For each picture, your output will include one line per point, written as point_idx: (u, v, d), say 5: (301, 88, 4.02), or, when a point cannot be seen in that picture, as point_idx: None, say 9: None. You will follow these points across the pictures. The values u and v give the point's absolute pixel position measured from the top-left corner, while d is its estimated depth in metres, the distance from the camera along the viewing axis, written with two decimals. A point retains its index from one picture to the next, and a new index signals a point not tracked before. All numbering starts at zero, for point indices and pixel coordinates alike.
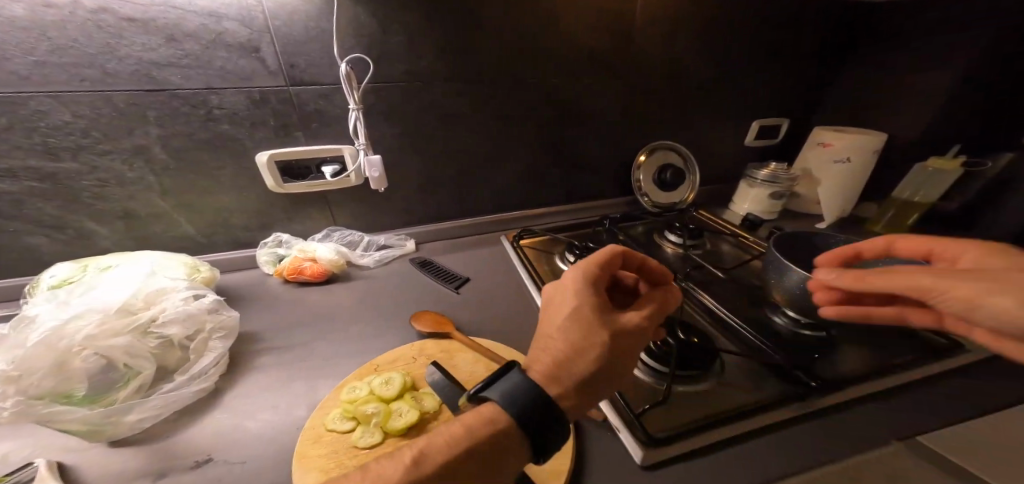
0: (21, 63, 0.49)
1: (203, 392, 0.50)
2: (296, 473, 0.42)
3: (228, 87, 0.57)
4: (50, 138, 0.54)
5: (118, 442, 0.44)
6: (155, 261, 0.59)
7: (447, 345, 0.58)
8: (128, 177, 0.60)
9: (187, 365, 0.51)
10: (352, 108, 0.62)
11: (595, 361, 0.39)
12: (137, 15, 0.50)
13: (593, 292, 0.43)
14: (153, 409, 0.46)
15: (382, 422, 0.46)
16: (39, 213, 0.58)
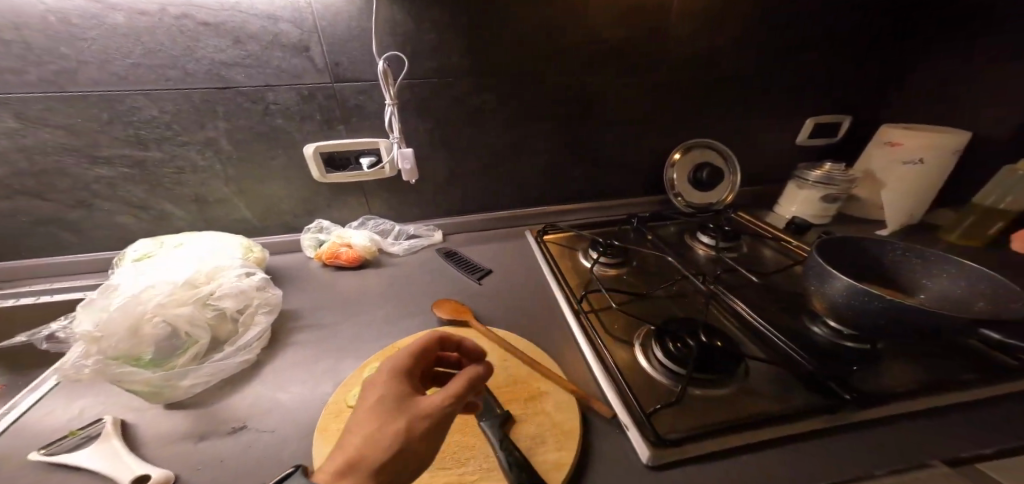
0: (119, 64, 0.55)
1: (246, 362, 0.54)
2: (317, 445, 0.44)
3: (283, 84, 0.62)
4: (141, 131, 0.61)
5: (170, 406, 0.49)
6: (217, 241, 0.66)
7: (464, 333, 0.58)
8: (200, 166, 0.66)
9: (235, 337, 0.56)
10: (388, 104, 0.65)
11: (395, 451, 0.35)
12: (210, 19, 0.55)
13: (403, 381, 0.40)
14: (203, 377, 0.50)
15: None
16: (129, 196, 0.66)
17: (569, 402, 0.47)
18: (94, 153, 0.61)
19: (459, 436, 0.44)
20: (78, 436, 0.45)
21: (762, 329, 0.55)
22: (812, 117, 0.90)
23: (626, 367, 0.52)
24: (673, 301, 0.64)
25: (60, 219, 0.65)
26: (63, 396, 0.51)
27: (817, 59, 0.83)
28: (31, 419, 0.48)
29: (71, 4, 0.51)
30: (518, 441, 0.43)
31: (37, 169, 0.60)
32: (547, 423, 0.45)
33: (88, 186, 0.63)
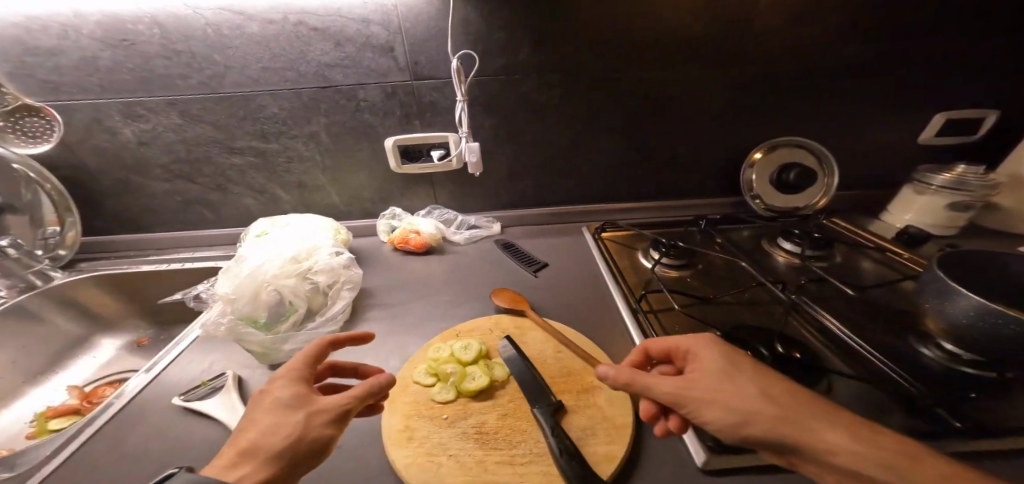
0: (250, 69, 0.64)
1: (331, 333, 0.60)
2: (386, 415, 0.46)
3: (372, 82, 0.68)
4: (265, 126, 0.70)
5: (274, 366, 0.55)
6: (316, 223, 0.72)
7: (520, 322, 0.58)
8: (306, 156, 0.75)
9: (325, 309, 0.61)
10: (460, 100, 0.69)
11: (289, 447, 0.37)
12: (318, 25, 0.62)
13: (297, 382, 0.42)
14: (301, 343, 0.56)
15: (457, 382, 0.48)
16: (253, 180, 0.77)
17: (620, 399, 0.46)
18: (233, 144, 0.71)
19: (513, 420, 0.45)
20: (207, 387, 0.51)
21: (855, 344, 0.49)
22: (942, 112, 0.76)
23: None
24: (746, 307, 0.58)
25: (199, 199, 0.78)
26: (195, 352, 0.58)
27: (950, 39, 0.70)
28: (173, 369, 0.55)
29: (221, 19, 0.60)
30: (570, 431, 0.43)
31: (186, 156, 0.72)
32: (599, 418, 0.44)
33: (225, 173, 0.75)
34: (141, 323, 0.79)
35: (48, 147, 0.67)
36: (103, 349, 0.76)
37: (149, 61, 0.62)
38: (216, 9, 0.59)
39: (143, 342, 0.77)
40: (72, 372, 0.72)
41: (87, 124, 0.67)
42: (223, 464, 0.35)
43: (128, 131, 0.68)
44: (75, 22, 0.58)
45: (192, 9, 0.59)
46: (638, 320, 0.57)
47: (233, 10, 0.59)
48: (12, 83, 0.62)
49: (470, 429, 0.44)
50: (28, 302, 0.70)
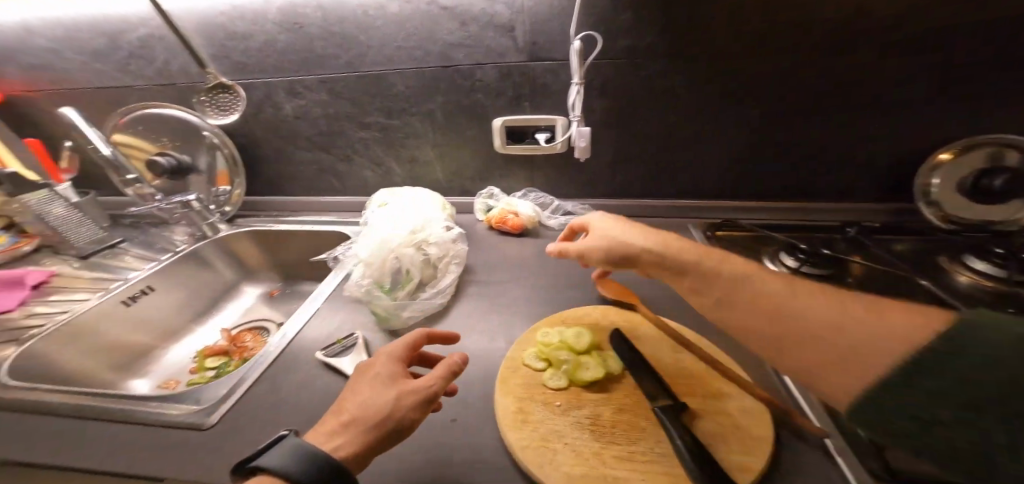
0: (386, 49, 0.69)
1: (439, 306, 0.63)
2: (499, 395, 0.48)
3: (490, 63, 0.69)
4: (390, 103, 0.76)
5: (394, 331, 0.61)
6: (428, 196, 0.76)
7: (631, 317, 0.55)
8: (419, 132, 0.80)
9: (436, 281, 0.65)
10: (574, 83, 0.63)
11: (377, 422, 0.39)
12: (448, 4, 0.64)
13: (395, 363, 0.45)
14: (416, 312, 0.61)
15: (570, 371, 0.48)
16: (374, 153, 0.84)
17: (755, 410, 0.41)
18: (364, 118, 0.78)
19: (630, 416, 0.44)
20: (341, 344, 0.58)
21: None
22: None
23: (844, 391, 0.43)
24: None
25: (330, 168, 0.87)
26: (325, 311, 0.66)
27: None
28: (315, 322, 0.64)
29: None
30: (695, 432, 0.40)
31: (327, 130, 0.81)
32: (730, 427, 0.40)
33: (352, 146, 0.83)
34: (274, 276, 0.92)
35: (231, 119, 0.78)
36: (245, 295, 0.90)
37: (311, 42, 0.70)
38: None
39: (274, 293, 0.89)
40: (224, 316, 0.85)
41: (254, 100, 0.78)
42: (322, 435, 0.38)
43: (287, 106, 0.78)
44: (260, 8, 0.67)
45: None
46: None
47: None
48: (211, 62, 0.74)
49: (585, 419, 0.44)
50: (203, 250, 0.85)
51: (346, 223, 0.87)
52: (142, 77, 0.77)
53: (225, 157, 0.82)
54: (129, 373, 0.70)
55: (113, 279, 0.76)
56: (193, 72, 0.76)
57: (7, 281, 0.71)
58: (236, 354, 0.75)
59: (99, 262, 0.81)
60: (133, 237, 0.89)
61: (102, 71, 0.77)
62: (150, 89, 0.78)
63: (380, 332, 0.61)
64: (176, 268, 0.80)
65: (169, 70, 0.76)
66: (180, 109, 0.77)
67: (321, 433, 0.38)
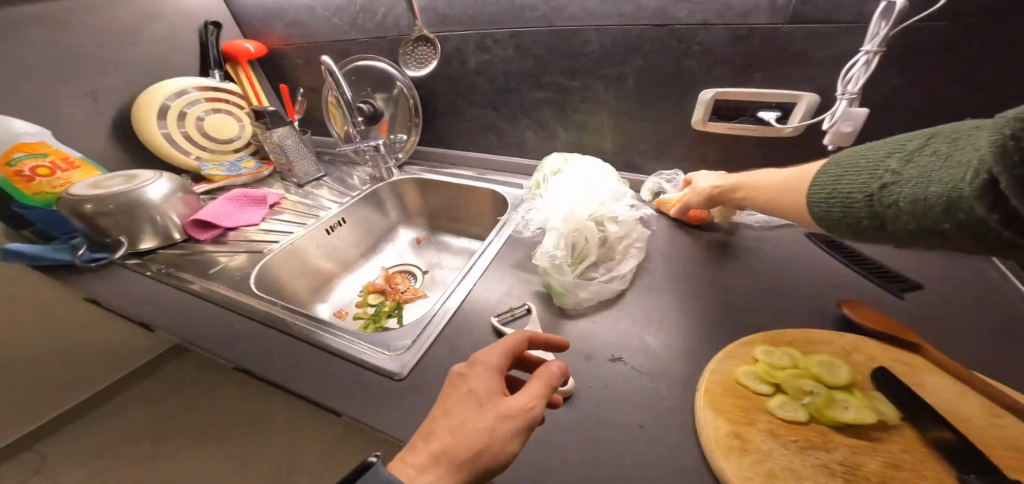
0: (597, 0, 0.63)
1: (615, 292, 0.57)
2: (705, 407, 0.41)
3: (720, 23, 0.58)
4: (581, 65, 0.71)
5: (566, 309, 0.57)
6: (604, 168, 0.70)
7: (910, 359, 0.42)
8: (601, 99, 0.73)
9: (614, 263, 0.60)
10: (867, 51, 0.48)
11: (471, 459, 0.32)
12: None
13: (492, 380, 0.37)
14: (592, 295, 0.56)
15: (816, 404, 0.39)
16: (545, 119, 0.80)
17: None
18: (546, 80, 0.75)
19: (913, 477, 0.33)
20: (513, 312, 0.57)
21: None
22: None
23: None
24: None
25: (493, 125, 0.86)
26: (492, 274, 0.65)
27: None
28: (482, 284, 0.63)
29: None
30: None
31: (504, 87, 0.79)
32: None
33: (525, 109, 0.81)
34: (423, 223, 0.97)
35: (428, 71, 0.82)
36: (399, 237, 0.96)
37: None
38: None
39: (422, 240, 0.95)
40: (385, 256, 0.92)
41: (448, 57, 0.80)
42: (425, 465, 0.32)
43: (474, 61, 0.78)
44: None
45: None
46: None
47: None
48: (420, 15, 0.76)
49: (838, 467, 0.35)
50: (382, 190, 0.93)
51: (489, 181, 0.88)
52: (365, 30, 0.83)
53: (411, 104, 0.89)
54: (316, 296, 0.80)
55: (318, 209, 0.87)
56: (402, 23, 0.79)
57: (254, 198, 0.85)
58: (390, 296, 0.80)
59: (309, 191, 0.94)
60: (331, 173, 1.01)
61: (339, 26, 0.86)
62: (371, 42, 0.85)
63: (550, 306, 0.58)
64: (360, 208, 0.89)
65: (385, 23, 0.80)
66: (384, 60, 0.84)
67: (422, 461, 0.32)
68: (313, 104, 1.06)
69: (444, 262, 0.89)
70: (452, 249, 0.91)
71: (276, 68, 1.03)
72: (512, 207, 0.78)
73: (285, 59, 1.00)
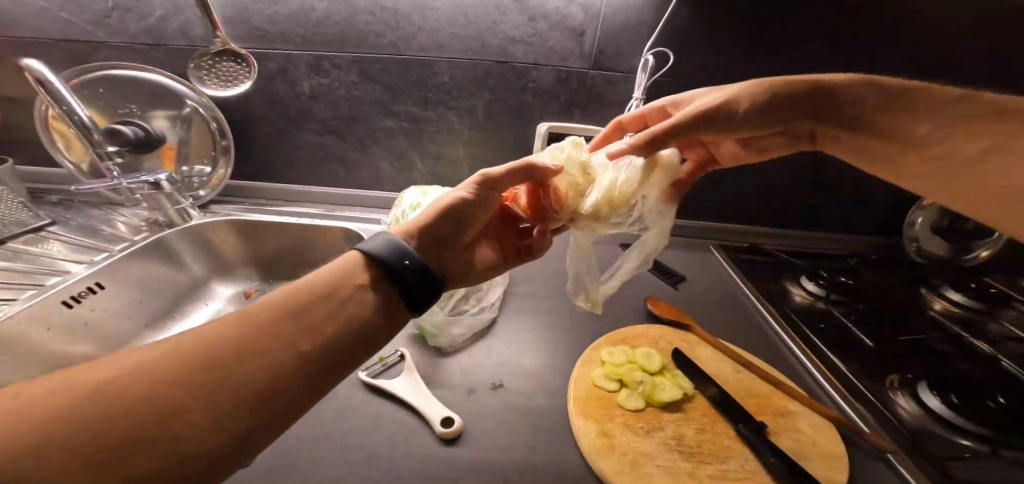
0: (440, 33, 0.65)
1: (487, 321, 0.61)
2: (575, 417, 0.47)
3: (549, 65, 0.67)
4: (429, 93, 0.71)
5: (443, 349, 0.57)
6: None
7: (688, 338, 0.58)
8: (454, 129, 0.75)
9: (483, 294, 0.63)
10: (637, 98, 0.63)
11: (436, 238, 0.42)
12: None
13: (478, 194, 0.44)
14: (466, 329, 0.58)
15: (648, 390, 0.49)
16: (398, 146, 0.78)
17: (821, 425, 0.46)
18: (394, 107, 0.73)
19: (710, 433, 0.46)
20: (384, 364, 0.53)
21: None
22: None
23: (889, 409, 0.47)
24: (924, 350, 0.55)
25: (337, 149, 0.78)
26: None
27: None
28: None
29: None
30: (777, 444, 0.44)
31: (348, 113, 0.73)
32: (805, 442, 0.44)
33: (374, 134, 0.76)
34: (253, 274, 0.82)
35: (238, 92, 0.69)
36: (216, 297, 0.78)
37: (353, 16, 0.63)
38: None
39: (252, 293, 0.79)
40: (193, 319, 0.73)
41: (273, 73, 0.69)
42: (415, 239, 0.40)
43: (306, 84, 0.70)
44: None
45: None
46: (814, 350, 0.55)
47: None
48: (222, 25, 0.65)
49: (671, 440, 0.45)
50: (170, 238, 0.72)
51: (340, 218, 0.80)
52: (124, 33, 0.66)
53: (212, 125, 0.72)
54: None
55: (49, 274, 0.62)
56: (194, 32, 0.66)
57: None
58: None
59: (17, 251, 0.65)
60: (66, 219, 0.74)
61: (69, 22, 0.65)
62: (135, 48, 0.67)
63: (425, 348, 0.57)
64: (133, 263, 0.67)
65: (162, 27, 0.65)
66: (158, 70, 0.67)
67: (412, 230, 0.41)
68: (25, 120, 0.75)
69: None
70: None
71: None
72: None
73: None
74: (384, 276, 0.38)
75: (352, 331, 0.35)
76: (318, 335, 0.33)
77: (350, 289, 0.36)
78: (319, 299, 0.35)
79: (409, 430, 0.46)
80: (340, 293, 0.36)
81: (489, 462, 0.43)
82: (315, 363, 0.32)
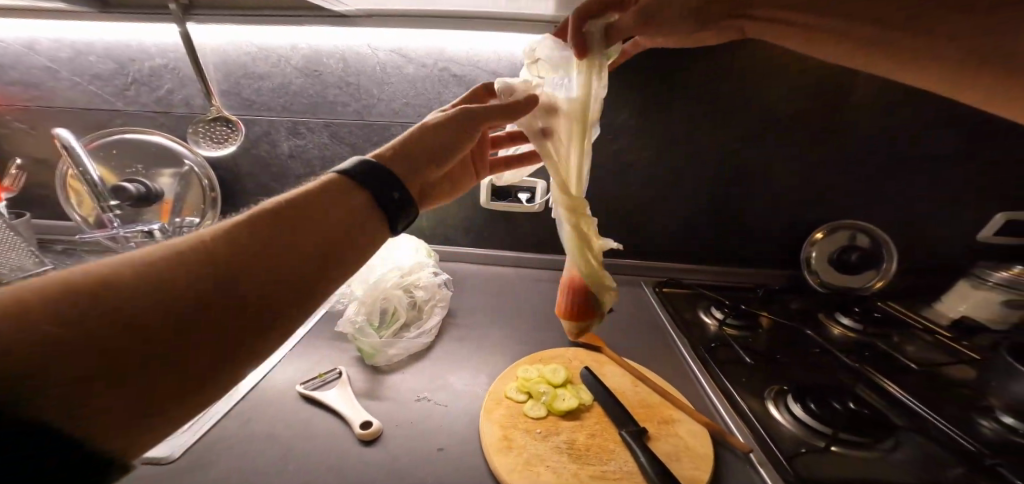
0: (396, 102, 0.79)
1: (423, 344, 0.68)
2: (482, 423, 0.53)
3: None
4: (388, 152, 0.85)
5: (379, 369, 0.64)
6: (414, 241, 0.82)
7: (598, 357, 0.64)
8: None
9: (422, 321, 0.71)
10: None
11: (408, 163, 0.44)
12: (458, 72, 0.77)
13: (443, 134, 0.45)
14: (401, 350, 0.65)
15: (548, 400, 0.55)
16: None
17: (698, 431, 0.51)
18: None
19: (598, 439, 0.51)
20: (323, 379, 0.61)
21: (912, 403, 0.53)
22: (1000, 213, 0.78)
23: (761, 417, 0.53)
24: (805, 368, 0.61)
25: None
26: (306, 352, 0.67)
27: (1010, 152, 0.76)
28: (292, 362, 0.65)
29: (389, 59, 0.76)
30: (651, 446, 0.49)
31: (321, 169, 0.86)
32: (680, 445, 0.49)
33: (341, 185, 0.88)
34: None
35: (226, 152, 0.83)
36: None
37: (325, 89, 0.79)
38: (388, 51, 0.76)
39: None
40: None
41: (257, 134, 0.83)
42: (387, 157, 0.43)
43: (285, 144, 0.83)
44: (289, 54, 0.76)
45: (371, 49, 0.75)
46: (708, 369, 0.62)
47: (400, 53, 0.76)
48: (219, 97, 0.80)
49: (563, 444, 0.50)
50: None
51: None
52: (138, 103, 0.81)
53: (204, 182, 0.83)
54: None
55: None
56: (194, 103, 0.81)
57: None
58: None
59: None
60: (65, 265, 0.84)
61: (95, 94, 0.80)
62: (145, 115, 0.82)
63: (364, 367, 0.64)
64: None
65: (169, 99, 0.81)
66: (162, 135, 0.80)
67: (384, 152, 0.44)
68: (46, 177, 0.88)
69: None
70: None
71: (2, 134, 0.85)
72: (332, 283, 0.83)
73: (30, 125, 0.84)
74: (353, 185, 0.40)
75: (322, 237, 0.36)
76: (277, 248, 0.34)
77: (301, 203, 0.37)
78: (267, 222, 0.35)
79: (333, 435, 0.52)
80: (295, 214, 0.36)
81: (396, 460, 0.49)
82: (288, 264, 0.34)
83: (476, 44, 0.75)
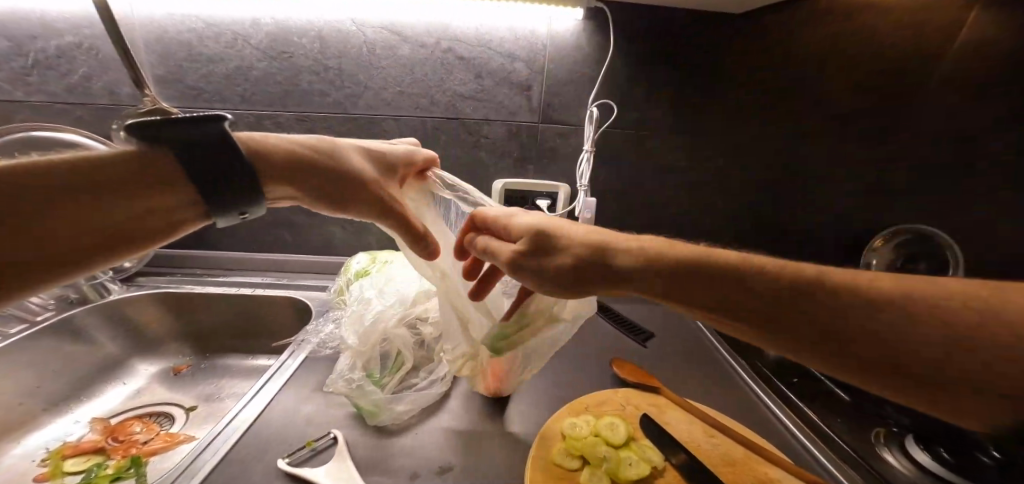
0: (393, 92, 0.65)
1: (438, 395, 0.54)
2: None
3: (499, 120, 0.68)
4: None
5: (384, 431, 0.50)
6: None
7: (656, 400, 0.53)
8: None
9: (432, 365, 0.57)
10: (586, 150, 0.65)
11: (285, 180, 0.38)
12: (466, 56, 0.64)
13: (346, 173, 0.40)
14: (410, 406, 0.52)
15: (613, 468, 0.43)
16: None
17: None
18: None
19: None
20: (313, 448, 0.46)
21: None
22: None
23: (879, 472, 0.43)
24: (895, 403, 0.53)
25: None
26: (286, 408, 0.53)
27: None
28: (266, 420, 0.51)
29: (379, 38, 0.62)
30: None
31: None
32: None
33: None
34: (182, 350, 0.78)
35: None
36: (136, 375, 0.73)
37: (297, 75, 0.63)
38: (378, 28, 0.61)
39: (181, 370, 0.75)
40: (105, 401, 0.68)
41: None
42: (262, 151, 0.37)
43: None
44: (249, 32, 0.61)
45: (357, 26, 0.61)
46: (789, 406, 0.52)
47: (392, 30, 0.61)
48: (155, 85, 0.63)
49: None
50: (82, 316, 0.69)
51: (294, 286, 0.79)
52: (45, 91, 0.62)
53: None
54: None
55: None
56: (123, 91, 0.63)
57: None
58: (117, 453, 0.56)
59: None
60: None
61: None
62: (55, 107, 0.63)
63: (364, 429, 0.50)
64: (27, 347, 0.63)
65: (87, 86, 0.62)
66: (78, 132, 0.61)
67: (271, 148, 0.37)
68: None
69: (224, 390, 0.71)
70: (233, 373, 0.74)
71: None
72: (314, 319, 0.68)
73: None
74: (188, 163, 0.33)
75: (100, 234, 0.30)
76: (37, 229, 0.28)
77: (101, 180, 0.30)
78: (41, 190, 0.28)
79: None
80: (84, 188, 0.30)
81: None
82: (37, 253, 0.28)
83: (486, 18, 0.61)
